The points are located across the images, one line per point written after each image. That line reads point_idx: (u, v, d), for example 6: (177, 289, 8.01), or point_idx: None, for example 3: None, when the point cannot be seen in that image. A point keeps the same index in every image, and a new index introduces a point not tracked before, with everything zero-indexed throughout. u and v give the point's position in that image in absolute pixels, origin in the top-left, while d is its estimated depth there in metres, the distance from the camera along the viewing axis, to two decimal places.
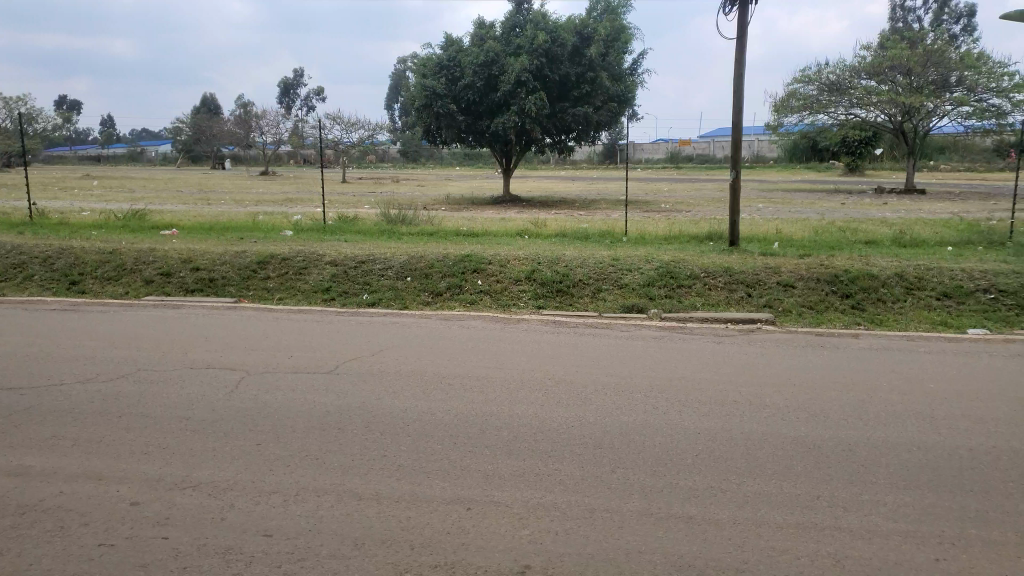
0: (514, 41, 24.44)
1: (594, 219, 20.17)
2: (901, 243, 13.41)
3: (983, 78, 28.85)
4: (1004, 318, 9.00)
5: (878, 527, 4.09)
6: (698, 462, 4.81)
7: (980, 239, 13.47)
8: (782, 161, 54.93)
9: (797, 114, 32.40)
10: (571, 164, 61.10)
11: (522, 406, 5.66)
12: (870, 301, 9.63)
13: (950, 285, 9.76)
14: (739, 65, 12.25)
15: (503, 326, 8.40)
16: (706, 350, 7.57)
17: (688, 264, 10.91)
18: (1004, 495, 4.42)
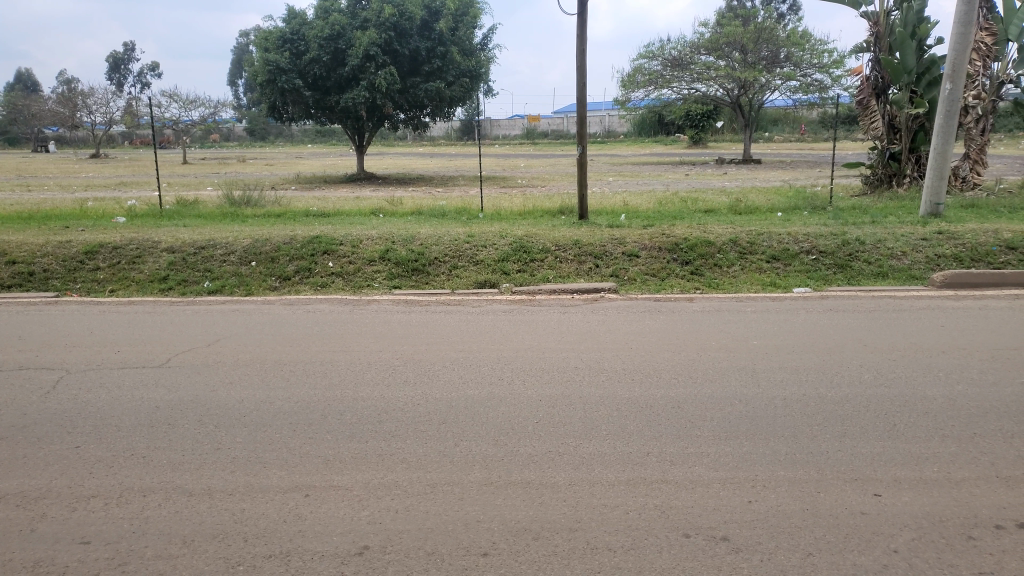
0: (360, 14, 23.82)
1: (451, 196, 20.10)
2: (737, 211, 14.30)
3: (807, 55, 31.31)
4: (824, 277, 9.81)
5: (700, 476, 4.39)
6: (538, 429, 4.96)
7: (805, 204, 14.60)
8: (632, 135, 56.98)
9: (643, 90, 33.52)
10: (429, 140, 60.51)
11: (367, 389, 5.59)
12: (707, 267, 10.22)
13: (779, 248, 10.50)
14: (580, 42, 12.54)
15: (352, 308, 8.24)
16: (553, 321, 7.78)
17: (541, 238, 11.13)
18: (810, 438, 4.87)
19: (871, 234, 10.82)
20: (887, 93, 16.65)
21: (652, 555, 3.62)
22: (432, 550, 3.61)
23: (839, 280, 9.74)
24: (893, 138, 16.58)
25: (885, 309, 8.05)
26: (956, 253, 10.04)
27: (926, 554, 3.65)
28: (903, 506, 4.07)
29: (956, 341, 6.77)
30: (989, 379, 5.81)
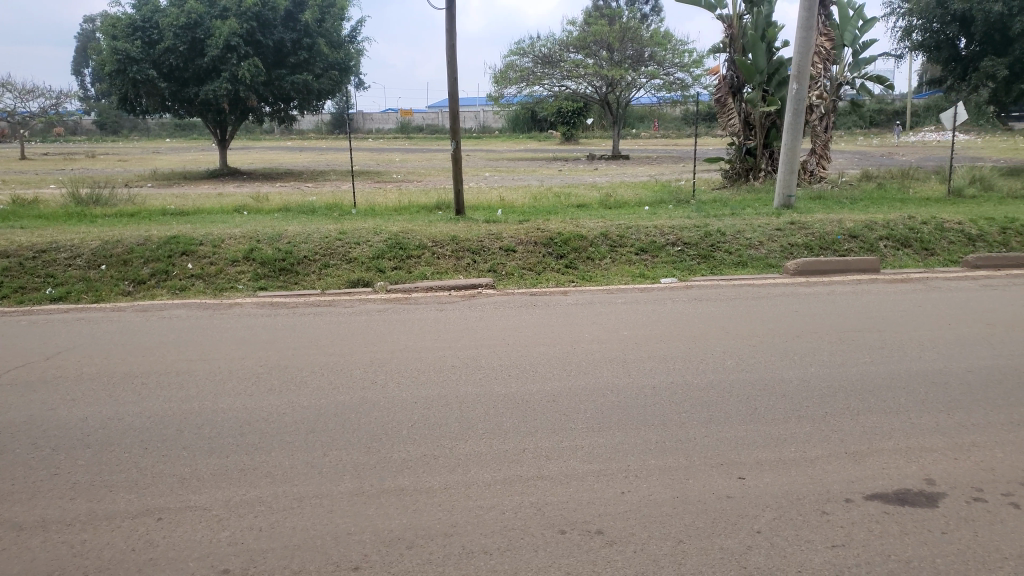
0: (218, 3, 22.50)
1: (321, 192, 19.50)
2: (607, 205, 14.64)
3: (669, 54, 32.54)
4: (689, 268, 10.18)
5: (575, 470, 4.40)
6: (412, 432, 4.82)
7: (671, 198, 15.15)
8: (505, 131, 57.43)
9: (515, 86, 33.76)
10: (297, 134, 58.54)
11: (229, 399, 5.26)
12: (581, 260, 10.37)
13: (647, 241, 10.79)
14: (449, 36, 12.41)
15: (213, 313, 7.76)
16: (428, 319, 7.63)
17: (414, 234, 10.91)
18: (678, 425, 4.99)
19: (731, 225, 11.33)
20: (743, 91, 17.53)
21: (528, 554, 3.58)
22: (300, 569, 3.41)
23: (703, 270, 10.14)
24: (749, 134, 17.49)
25: (745, 298, 8.42)
26: (807, 242, 10.67)
27: (786, 532, 3.80)
28: (765, 487, 4.23)
29: (808, 326, 7.17)
30: (838, 360, 6.18)
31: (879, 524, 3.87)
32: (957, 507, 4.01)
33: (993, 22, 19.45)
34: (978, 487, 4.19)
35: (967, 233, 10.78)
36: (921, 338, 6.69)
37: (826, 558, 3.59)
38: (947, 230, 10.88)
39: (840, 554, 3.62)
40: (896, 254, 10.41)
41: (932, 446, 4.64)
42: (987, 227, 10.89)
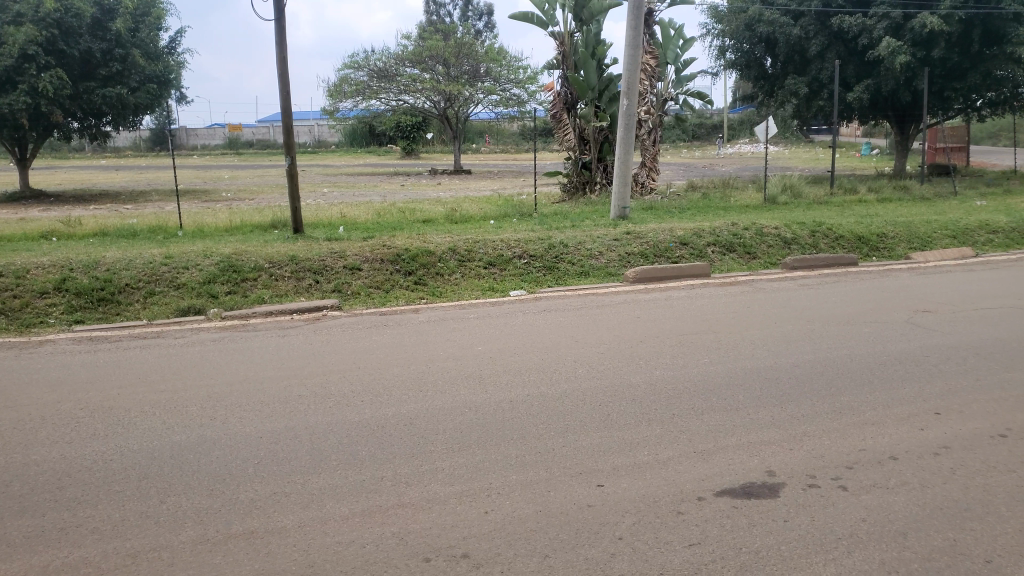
0: (11, 8, 20.55)
1: (143, 213, 18.13)
2: (452, 220, 14.64)
3: (504, 70, 33.26)
4: (536, 280, 10.36)
5: (437, 494, 4.28)
6: (260, 470, 4.51)
7: (513, 212, 15.41)
8: (342, 146, 56.26)
9: (351, 100, 33.17)
10: (113, 151, 54.26)
11: (44, 450, 4.68)
12: (429, 276, 10.26)
13: (494, 254, 10.84)
14: (281, 48, 11.93)
15: (20, 353, 6.93)
16: (271, 346, 7.22)
17: (251, 255, 10.33)
18: (537, 437, 5.01)
19: (574, 237, 11.65)
20: (576, 107, 18.17)
21: None
22: None
23: (549, 281, 10.35)
24: (584, 149, 18.15)
25: (590, 307, 8.66)
26: (643, 250, 11.17)
27: (646, 536, 3.89)
28: (622, 492, 4.32)
29: (651, 331, 7.48)
30: (680, 362, 6.47)
31: (729, 519, 4.05)
32: (796, 495, 4.28)
33: (794, 44, 21.59)
34: (812, 473, 4.50)
35: (783, 237, 11.73)
36: (752, 337, 7.16)
37: (684, 557, 3.70)
38: (766, 235, 11.79)
39: (697, 552, 3.75)
40: (723, 259, 11.15)
41: (770, 439, 4.95)
42: (799, 231, 11.92)
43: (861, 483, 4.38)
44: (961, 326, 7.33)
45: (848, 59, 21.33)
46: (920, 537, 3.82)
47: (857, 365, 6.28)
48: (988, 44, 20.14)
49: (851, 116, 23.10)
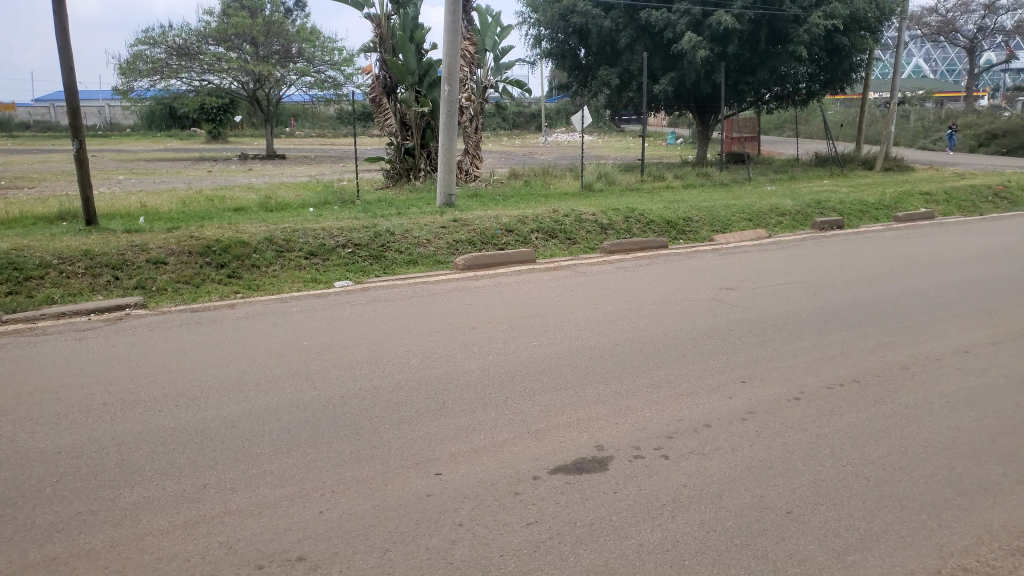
0: None
1: None
2: (267, 208, 13.94)
3: (318, 51, 32.04)
4: (360, 270, 10.09)
5: (266, 498, 4.05)
6: (60, 489, 4.05)
7: (334, 199, 14.94)
8: (139, 128, 51.85)
9: (147, 79, 30.63)
10: None
11: None
12: (245, 269, 9.69)
13: (315, 244, 10.41)
14: (62, 17, 10.69)
15: None
16: (65, 351, 6.49)
17: (35, 250, 9.21)
18: (371, 432, 4.88)
19: (398, 224, 11.45)
20: (396, 92, 17.92)
21: None
22: None
23: (374, 271, 10.13)
24: (405, 134, 17.94)
25: (419, 295, 8.58)
26: (468, 237, 11.22)
27: (485, 520, 3.90)
28: (460, 479, 4.31)
29: (481, 317, 7.54)
30: (511, 347, 6.58)
31: (563, 494, 4.15)
32: (624, 466, 4.46)
33: (605, 36, 22.62)
34: (637, 445, 4.73)
35: (600, 223, 12.27)
36: (577, 319, 7.43)
37: (523, 537, 3.75)
38: (585, 221, 12.28)
39: (535, 530, 3.80)
40: (546, 245, 11.48)
41: (598, 415, 5.14)
42: (615, 217, 12.52)
43: (680, 450, 4.66)
44: (758, 301, 8.05)
45: (654, 52, 22.67)
46: (733, 495, 4.11)
47: (673, 341, 6.70)
48: (773, 42, 22.05)
49: (658, 107, 24.61)
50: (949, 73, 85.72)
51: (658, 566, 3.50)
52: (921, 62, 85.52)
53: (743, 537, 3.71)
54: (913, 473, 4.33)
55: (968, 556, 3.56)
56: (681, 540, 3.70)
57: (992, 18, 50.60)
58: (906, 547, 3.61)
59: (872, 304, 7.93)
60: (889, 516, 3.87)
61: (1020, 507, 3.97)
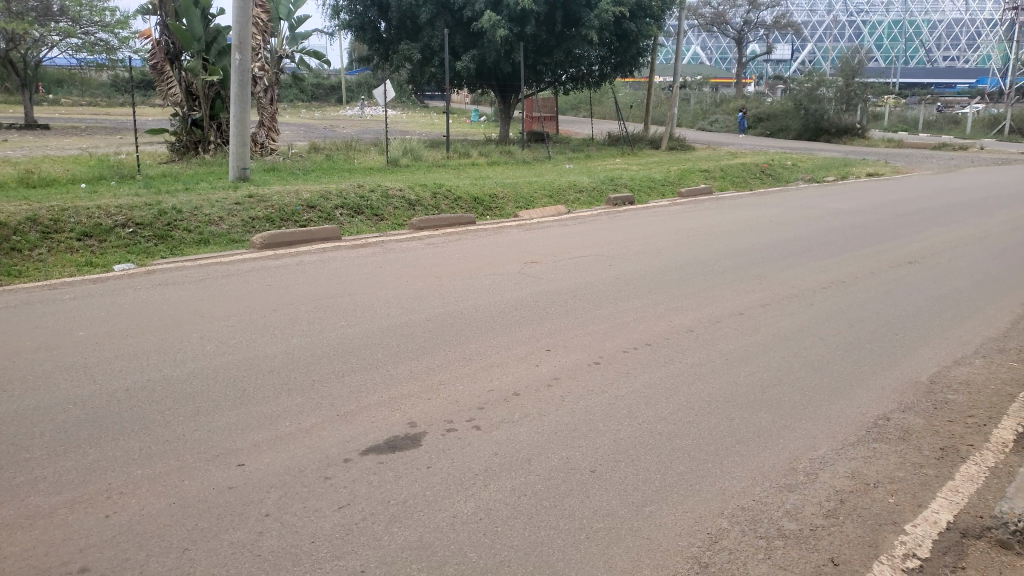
0: None
1: None
2: (29, 183, 12.37)
3: (85, 11, 28.70)
4: (145, 251, 9.25)
5: (40, 508, 3.62)
6: None
7: (111, 173, 13.58)
8: None
9: None
10: None
11: None
12: (3, 253, 8.52)
13: (90, 224, 9.37)
14: None
15: None
16: None
17: None
18: (164, 425, 4.50)
19: (187, 201, 10.59)
20: (180, 59, 16.54)
21: None
22: None
23: (162, 252, 9.33)
24: (192, 105, 16.62)
25: (214, 277, 8.01)
26: (267, 214, 10.65)
27: (294, 507, 3.73)
28: (265, 468, 4.09)
29: (285, 298, 7.19)
30: (317, 328, 6.34)
31: (375, 475, 4.07)
32: (436, 441, 4.46)
33: (405, 10, 22.30)
34: (449, 418, 4.75)
35: (406, 199, 12.15)
36: (385, 296, 7.31)
37: (335, 521, 3.63)
38: (391, 197, 12.09)
39: (347, 513, 3.70)
40: (351, 222, 11.19)
41: (409, 392, 5.10)
42: (421, 193, 12.45)
43: (490, 421, 4.73)
44: (561, 274, 8.38)
45: (455, 29, 22.73)
46: (541, 459, 4.25)
47: (481, 315, 6.79)
48: (568, 25, 23.05)
49: (460, 84, 24.77)
50: (721, 60, 94.06)
51: (471, 535, 3.54)
52: (697, 50, 93.01)
53: (552, 499, 3.85)
54: (699, 425, 4.72)
55: (747, 496, 3.93)
56: (493, 508, 3.77)
57: (755, 13, 56.11)
58: (694, 494, 3.93)
59: (663, 273, 8.55)
60: (680, 467, 4.20)
61: (787, 448, 4.47)
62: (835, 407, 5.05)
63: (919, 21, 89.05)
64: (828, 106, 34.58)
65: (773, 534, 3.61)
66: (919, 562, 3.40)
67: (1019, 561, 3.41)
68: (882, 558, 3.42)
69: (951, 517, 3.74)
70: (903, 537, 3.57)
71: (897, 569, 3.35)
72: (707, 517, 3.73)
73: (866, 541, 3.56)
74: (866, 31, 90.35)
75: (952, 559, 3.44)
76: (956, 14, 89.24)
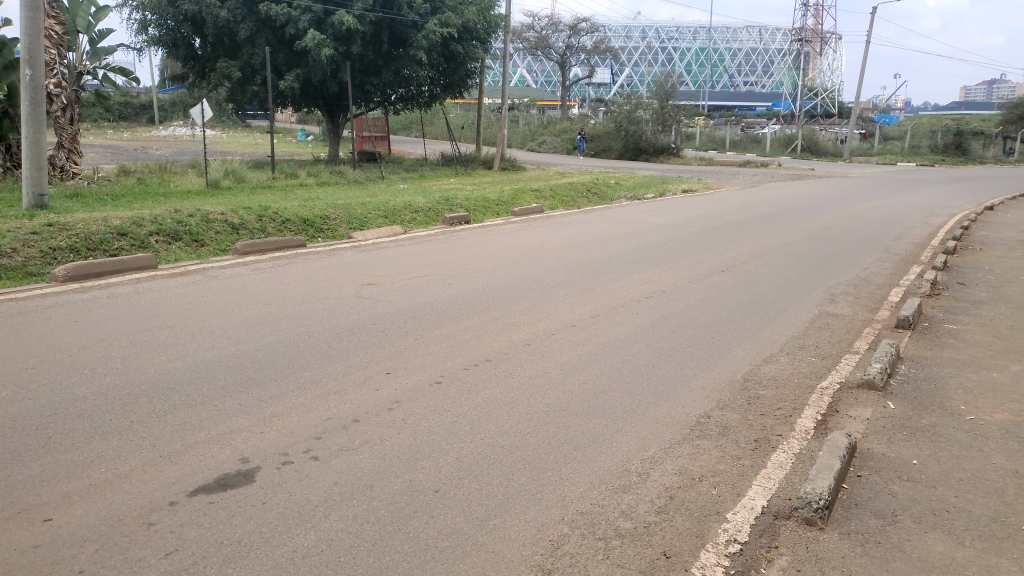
0: None
1: None
2: None
3: None
4: None
5: None
6: None
7: None
8: None
9: None
10: None
11: None
12: None
13: None
14: None
15: None
16: None
17: None
18: None
19: None
20: None
21: None
22: None
23: None
24: None
25: (8, 315, 7.21)
26: (71, 244, 9.77)
27: (113, 560, 3.43)
28: (77, 521, 3.73)
29: (93, 334, 6.61)
30: (132, 364, 5.88)
31: (206, 516, 3.82)
32: (272, 474, 4.27)
33: (222, 26, 21.35)
34: (284, 451, 4.56)
35: (230, 223, 11.59)
36: (210, 327, 6.92)
37: (161, 569, 3.38)
38: (212, 221, 11.49)
39: (174, 560, 3.45)
40: (168, 249, 10.51)
41: (240, 427, 4.85)
42: (246, 216, 11.93)
43: (329, 450, 4.59)
44: (398, 295, 8.32)
45: (277, 47, 22.07)
46: (384, 484, 4.18)
47: (316, 341, 6.60)
48: (395, 46, 23.05)
49: (285, 104, 24.09)
50: (546, 83, 97.83)
51: (312, 569, 3.42)
52: (523, 74, 96.24)
53: (395, 523, 3.79)
54: (538, 436, 4.85)
55: (584, 501, 4.07)
56: (334, 538, 3.66)
57: (576, 38, 58.89)
58: (535, 503, 4.03)
59: (498, 290, 8.72)
60: (521, 478, 4.29)
61: (620, 450, 4.68)
62: (661, 409, 5.36)
63: (721, 49, 97.36)
64: (645, 128, 36.85)
65: (610, 534, 3.77)
66: (740, 546, 3.68)
67: (823, 535, 3.78)
68: (707, 546, 3.66)
69: (765, 502, 4.08)
70: (724, 525, 3.86)
71: (721, 554, 3.60)
72: (548, 525, 3.82)
73: (693, 531, 3.80)
74: (675, 57, 97.49)
75: (767, 540, 3.74)
76: (752, 44, 98.48)
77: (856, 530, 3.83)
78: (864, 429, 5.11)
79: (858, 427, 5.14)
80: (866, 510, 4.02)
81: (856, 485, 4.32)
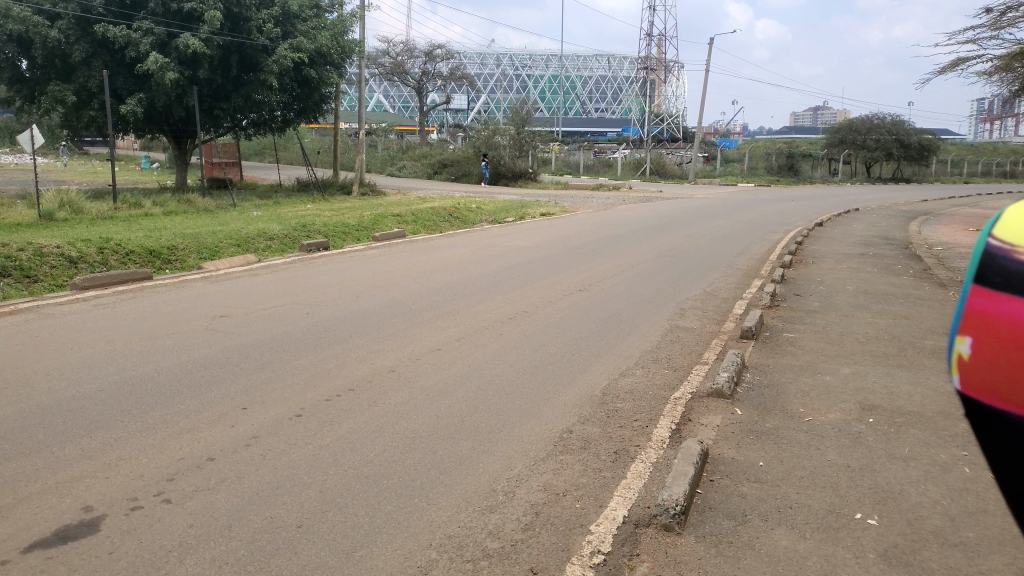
0: None
1: None
2: None
3: None
4: None
5: None
6: None
7: None
8: None
9: None
10: None
11: None
12: None
13: None
14: None
15: None
16: None
17: None
18: None
19: None
20: None
21: None
22: None
23: None
24: None
25: None
26: None
27: None
28: None
29: None
30: None
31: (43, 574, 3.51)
32: (118, 522, 3.99)
33: (52, 48, 19.89)
34: (133, 496, 4.27)
35: (67, 257, 10.76)
36: (45, 369, 6.38)
37: None
38: (46, 254, 10.62)
39: None
40: None
41: (81, 473, 4.50)
42: (85, 248, 11.12)
43: (183, 492, 4.35)
44: (253, 326, 8.02)
45: (116, 70, 20.85)
46: (242, 523, 4.01)
47: (166, 378, 6.24)
48: (245, 70, 22.34)
49: (125, 129, 22.73)
50: (404, 108, 97.88)
51: None
52: (380, 99, 95.71)
53: (257, 563, 3.65)
54: (403, 464, 4.81)
55: (453, 525, 4.08)
56: None
57: (432, 64, 59.23)
58: (402, 531, 4.00)
59: (361, 317, 8.61)
60: (388, 506, 4.25)
61: (486, 472, 4.73)
62: (526, 427, 5.47)
63: (574, 77, 101.12)
64: (503, 153, 37.63)
65: (478, 556, 3.79)
66: (604, 557, 3.81)
67: (680, 539, 3.99)
68: (574, 559, 3.77)
69: (626, 512, 4.25)
70: (589, 537, 3.99)
71: (586, 565, 3.71)
72: (416, 552, 3.81)
73: (559, 546, 3.90)
74: (530, 84, 100.23)
75: (629, 548, 3.90)
76: (602, 72, 103.04)
77: (710, 532, 4.06)
78: (715, 435, 5.44)
79: (709, 434, 5.46)
80: (719, 512, 4.28)
81: (709, 488, 4.59)
